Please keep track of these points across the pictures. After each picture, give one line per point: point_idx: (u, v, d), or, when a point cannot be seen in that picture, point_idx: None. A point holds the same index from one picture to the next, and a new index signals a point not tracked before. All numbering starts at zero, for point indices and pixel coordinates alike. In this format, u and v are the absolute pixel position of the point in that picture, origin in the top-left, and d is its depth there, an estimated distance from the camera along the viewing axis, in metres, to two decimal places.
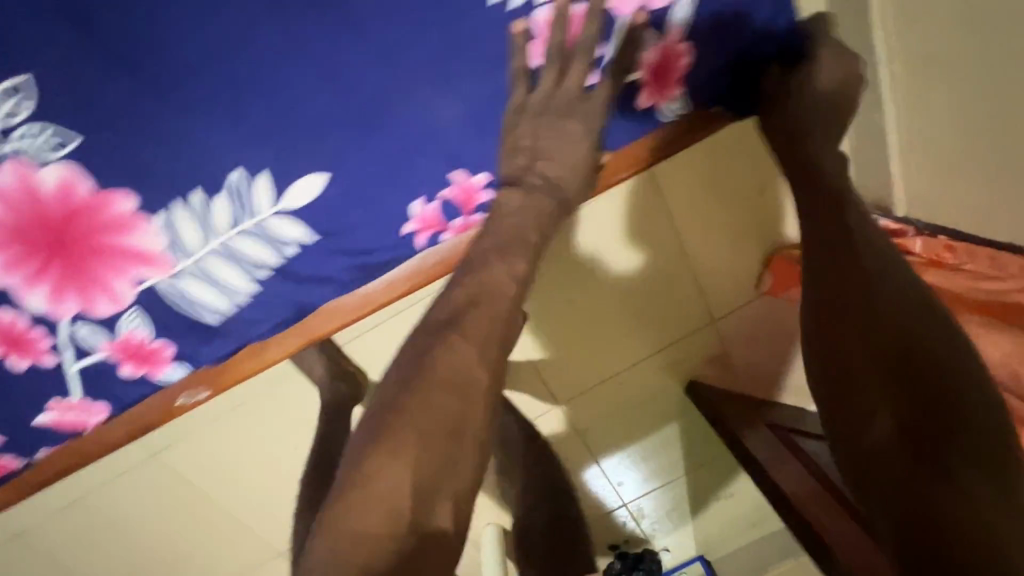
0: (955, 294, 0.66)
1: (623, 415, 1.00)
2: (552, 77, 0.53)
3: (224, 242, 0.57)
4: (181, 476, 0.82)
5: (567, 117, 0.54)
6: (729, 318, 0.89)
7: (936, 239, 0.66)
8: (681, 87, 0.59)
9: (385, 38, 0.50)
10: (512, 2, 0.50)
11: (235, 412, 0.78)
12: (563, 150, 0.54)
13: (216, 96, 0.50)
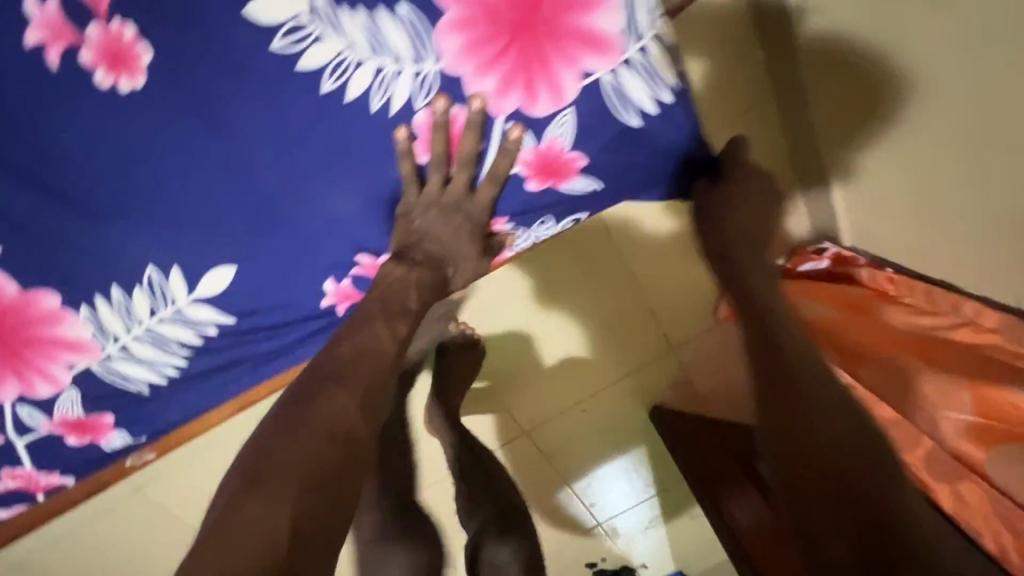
0: (906, 326, 0.73)
1: (593, 436, 1.04)
2: (438, 180, 0.57)
3: (147, 327, 0.61)
4: (161, 513, 0.86)
5: (452, 210, 0.58)
6: (685, 346, 0.97)
7: (881, 273, 0.79)
8: (571, 175, 0.60)
9: (276, 142, 0.54)
10: (393, 107, 0.54)
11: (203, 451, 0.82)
12: (447, 236, 0.59)
13: (125, 203, 0.55)
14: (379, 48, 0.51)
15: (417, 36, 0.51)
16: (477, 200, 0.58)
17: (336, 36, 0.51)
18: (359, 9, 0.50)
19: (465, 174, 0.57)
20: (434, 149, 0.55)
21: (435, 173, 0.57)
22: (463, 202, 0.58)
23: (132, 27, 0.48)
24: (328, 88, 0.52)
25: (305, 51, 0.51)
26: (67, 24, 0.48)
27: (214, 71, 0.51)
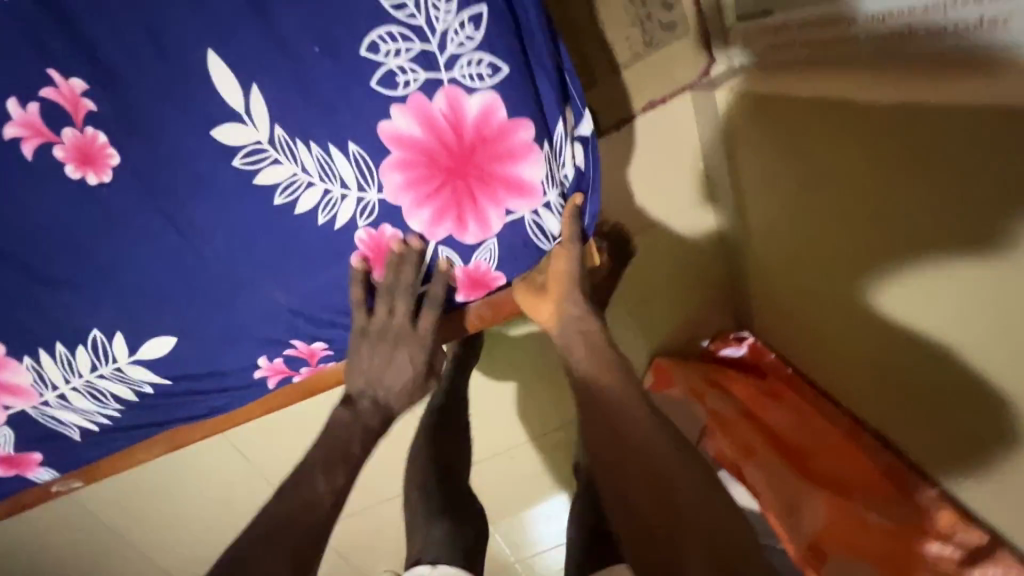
0: (779, 414, 1.03)
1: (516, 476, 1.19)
2: (384, 310, 0.65)
3: (87, 380, 0.66)
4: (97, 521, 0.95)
5: (395, 340, 0.67)
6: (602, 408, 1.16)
7: (790, 377, 1.09)
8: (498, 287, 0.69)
9: (226, 241, 0.60)
10: (337, 223, 0.60)
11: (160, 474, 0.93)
12: (389, 372, 0.69)
13: (77, 276, 0.59)
14: (329, 175, 0.58)
15: (364, 170, 0.58)
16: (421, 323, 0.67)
17: (291, 162, 0.57)
18: (314, 143, 0.56)
19: (408, 303, 0.65)
20: (379, 278, 0.63)
21: (381, 302, 0.64)
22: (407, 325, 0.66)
23: (104, 134, 0.54)
24: (279, 202, 0.58)
25: (260, 170, 0.57)
26: (44, 125, 0.53)
27: (175, 178, 0.56)
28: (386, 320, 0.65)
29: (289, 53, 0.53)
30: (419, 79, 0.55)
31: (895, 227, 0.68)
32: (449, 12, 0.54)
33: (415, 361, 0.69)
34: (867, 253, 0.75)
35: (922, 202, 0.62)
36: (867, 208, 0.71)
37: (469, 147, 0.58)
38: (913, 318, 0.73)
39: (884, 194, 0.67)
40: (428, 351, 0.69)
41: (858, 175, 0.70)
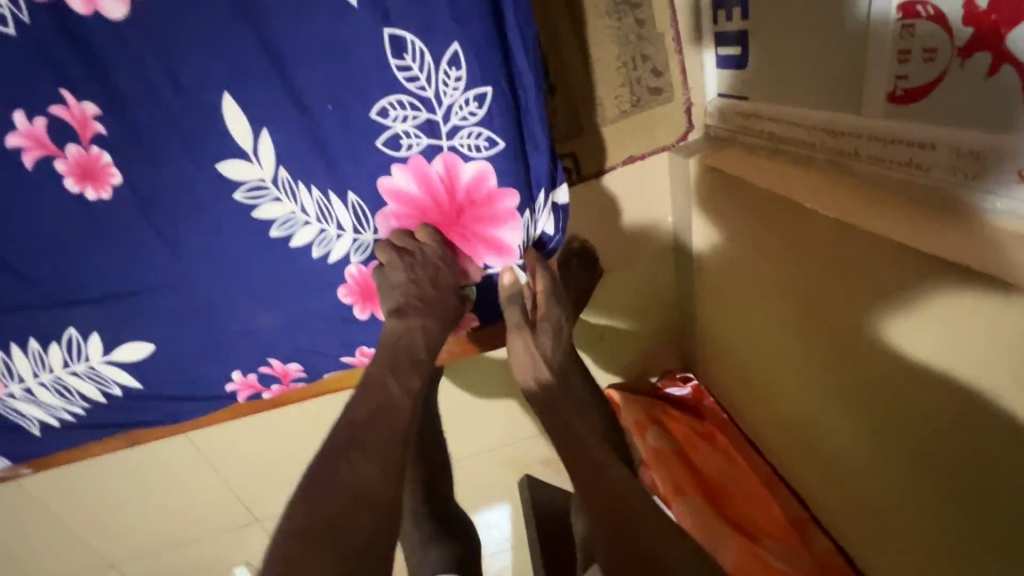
0: (709, 455, 1.14)
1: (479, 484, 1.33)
2: (383, 258, 0.62)
3: (56, 376, 0.67)
4: (69, 495, 1.13)
5: (410, 265, 0.61)
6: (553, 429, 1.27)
7: (722, 420, 1.20)
8: (475, 319, 0.75)
9: (216, 264, 0.63)
10: (331, 257, 0.64)
11: (124, 469, 1.13)
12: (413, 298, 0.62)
13: (63, 280, 0.61)
14: (326, 217, 0.61)
15: (360, 217, 0.62)
16: (443, 288, 0.64)
17: (291, 201, 0.59)
18: (316, 187, 0.59)
19: (431, 265, 0.63)
20: (387, 260, 0.62)
21: (396, 271, 0.61)
22: (435, 292, 0.63)
23: (110, 155, 0.55)
24: (275, 235, 0.61)
25: (261, 206, 0.59)
26: (49, 140, 0.54)
27: (174, 202, 0.58)
28: (409, 288, 0.62)
29: (304, 106, 0.55)
30: (422, 144, 0.59)
31: (848, 332, 0.75)
32: (457, 87, 0.57)
33: (445, 284, 0.64)
34: (818, 347, 0.82)
35: (878, 318, 0.68)
36: (829, 312, 0.77)
37: (461, 208, 0.63)
38: (845, 414, 0.80)
39: (846, 303, 0.73)
40: (447, 268, 0.64)
41: (824, 285, 0.77)
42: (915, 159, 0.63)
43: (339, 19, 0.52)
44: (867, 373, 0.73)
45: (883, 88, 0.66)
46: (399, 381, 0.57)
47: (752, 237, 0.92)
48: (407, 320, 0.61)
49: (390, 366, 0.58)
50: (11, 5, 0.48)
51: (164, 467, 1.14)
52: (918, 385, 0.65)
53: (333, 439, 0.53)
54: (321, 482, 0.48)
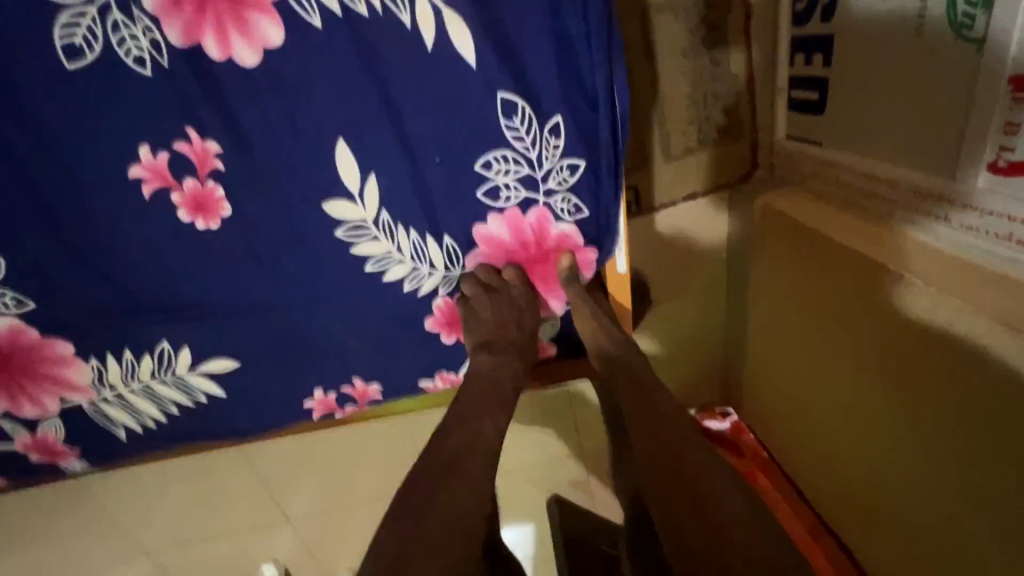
0: None
1: (517, 503, 1.33)
2: (470, 292, 0.64)
3: (145, 384, 0.69)
4: (130, 485, 1.18)
5: (500, 299, 0.64)
6: (596, 455, 1.26)
7: (765, 457, 1.17)
8: (553, 348, 0.73)
9: (308, 290, 0.64)
10: (422, 290, 0.65)
11: (186, 471, 1.20)
12: (498, 330, 0.64)
13: (161, 298, 0.63)
14: (420, 257, 0.62)
15: (453, 259, 0.64)
16: (526, 328, 0.66)
17: (388, 240, 0.61)
18: (414, 229, 0.61)
19: (517, 305, 0.64)
20: (474, 295, 0.64)
21: (484, 307, 0.63)
22: (518, 328, 0.65)
23: (223, 188, 0.57)
24: (369, 270, 0.63)
25: (360, 242, 0.61)
26: (169, 172, 0.56)
27: (276, 230, 0.60)
28: (495, 327, 0.64)
29: (412, 152, 0.57)
30: (520, 197, 0.60)
31: (914, 393, 0.73)
32: (556, 154, 0.58)
33: (528, 322, 0.66)
34: (879, 404, 0.80)
35: (952, 382, 0.67)
36: (894, 370, 0.76)
37: (546, 256, 0.65)
38: (906, 473, 0.78)
39: (915, 363, 0.72)
40: (529, 304, 0.65)
41: (894, 341, 0.75)
42: (1015, 234, 0.61)
43: (456, 73, 0.53)
44: (932, 436, 0.71)
45: (982, 160, 0.63)
46: (492, 416, 0.58)
47: (813, 283, 0.90)
48: (495, 357, 0.63)
49: (483, 405, 0.59)
50: (152, 49, 0.51)
51: (221, 472, 1.20)
52: (993, 458, 0.63)
53: (422, 471, 0.53)
54: (414, 514, 0.48)
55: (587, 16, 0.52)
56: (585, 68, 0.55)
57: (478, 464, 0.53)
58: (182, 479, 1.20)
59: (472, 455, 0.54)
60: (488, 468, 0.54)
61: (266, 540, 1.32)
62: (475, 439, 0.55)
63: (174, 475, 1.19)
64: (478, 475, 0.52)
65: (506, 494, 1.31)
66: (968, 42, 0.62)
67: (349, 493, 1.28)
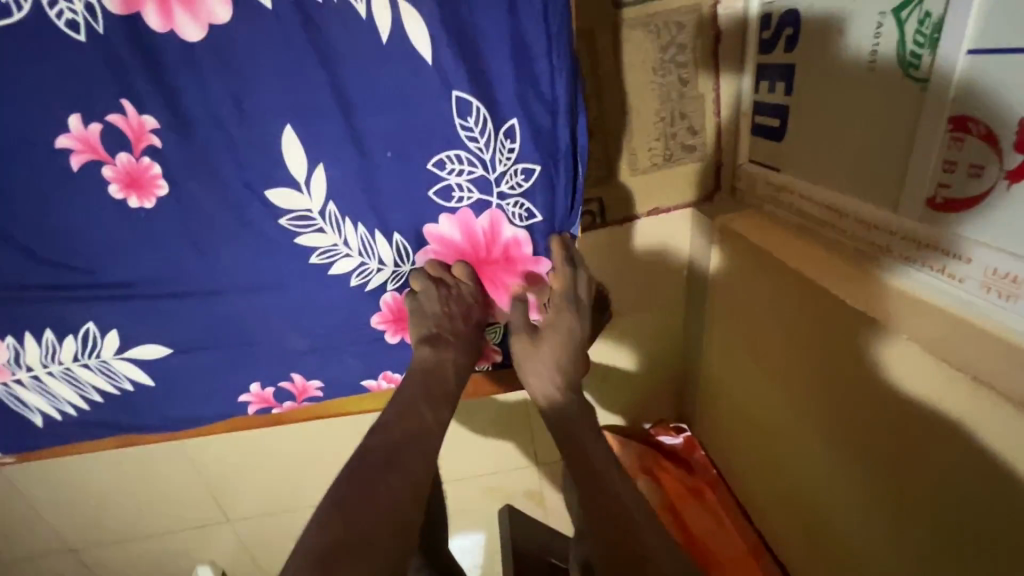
0: (700, 511, 1.11)
1: (465, 510, 1.31)
2: (416, 284, 0.62)
3: (66, 368, 0.65)
4: (54, 476, 1.12)
5: (447, 294, 0.62)
6: (548, 466, 1.25)
7: (713, 473, 1.19)
8: (500, 353, 0.73)
9: (248, 279, 0.62)
10: (369, 285, 0.64)
11: (117, 464, 1.14)
12: (444, 325, 0.62)
13: (87, 278, 0.60)
14: (368, 252, 0.61)
15: (403, 257, 0.62)
16: (473, 328, 0.65)
17: (335, 234, 0.59)
18: (362, 224, 0.59)
19: (464, 302, 0.63)
20: (422, 289, 0.62)
21: (431, 301, 0.62)
22: (465, 325, 0.64)
23: (159, 166, 0.55)
24: (314, 261, 0.61)
25: (305, 233, 0.59)
26: (101, 146, 0.53)
27: (216, 213, 0.57)
28: (443, 323, 0.62)
29: (363, 146, 0.55)
30: (472, 198, 0.59)
31: (862, 430, 0.73)
32: (510, 158, 0.57)
33: (474, 319, 0.64)
34: (828, 432, 0.80)
35: (889, 400, 0.68)
36: (844, 407, 0.76)
37: (498, 259, 0.64)
38: (846, 498, 0.78)
39: (863, 396, 0.72)
40: (476, 300, 0.64)
41: (835, 357, 0.76)
42: (947, 267, 0.63)
43: (411, 69, 0.52)
44: (876, 470, 0.71)
45: (922, 193, 0.65)
46: (434, 407, 0.57)
47: (773, 313, 0.90)
48: (439, 353, 0.61)
49: (426, 397, 0.57)
50: (86, 14, 0.48)
51: (154, 467, 1.14)
52: (929, 484, 0.63)
53: (353, 466, 0.51)
54: (335, 510, 0.46)
55: (547, 26, 0.52)
56: (543, 74, 0.54)
57: (407, 463, 0.51)
58: (110, 473, 1.13)
59: (409, 447, 0.53)
60: (422, 467, 0.52)
61: (201, 539, 1.26)
62: (414, 435, 0.54)
63: (103, 468, 1.13)
64: (419, 465, 0.51)
65: (456, 501, 1.29)
66: (915, 81, 0.65)
67: (290, 494, 1.23)
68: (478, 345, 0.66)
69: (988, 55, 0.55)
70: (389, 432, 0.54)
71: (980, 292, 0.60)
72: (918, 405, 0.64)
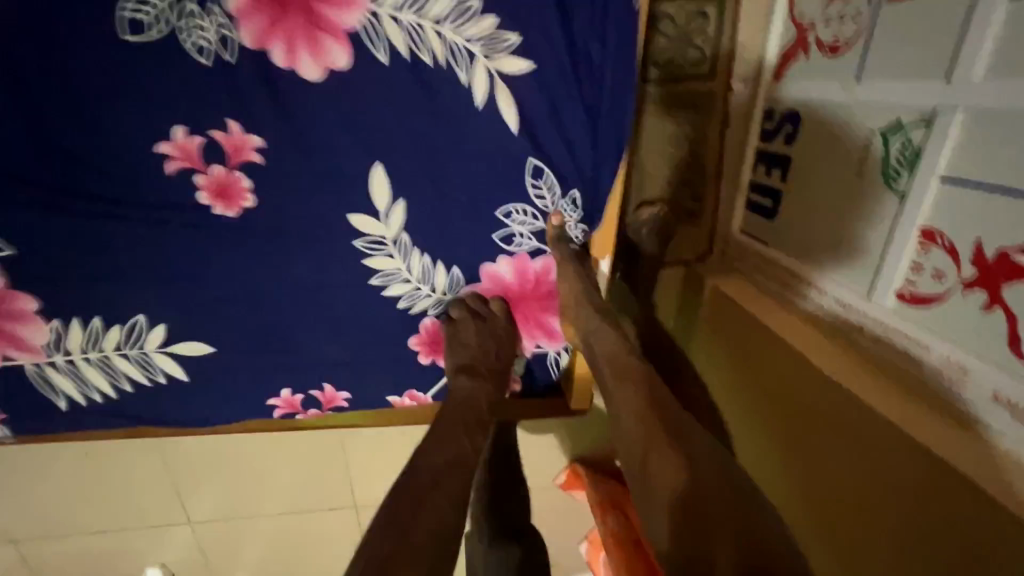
0: None
1: None
2: (456, 314, 0.68)
3: (105, 355, 0.67)
4: (21, 459, 1.08)
5: (485, 326, 0.68)
6: None
7: None
8: (520, 384, 0.79)
9: (306, 291, 0.66)
10: (416, 309, 0.69)
11: (91, 452, 1.11)
12: (479, 354, 0.68)
13: (152, 271, 0.63)
14: (425, 280, 0.67)
15: (454, 288, 0.68)
16: (504, 359, 0.71)
17: (401, 260, 0.65)
18: (428, 254, 0.65)
19: (499, 336, 0.69)
20: (463, 319, 0.68)
21: (470, 331, 0.68)
22: (497, 357, 0.70)
23: (248, 180, 0.59)
24: (373, 283, 0.66)
25: (373, 255, 0.64)
26: (198, 156, 0.57)
27: (292, 229, 0.62)
28: (478, 353, 0.68)
29: (440, 188, 0.62)
30: (531, 246, 0.66)
31: (828, 509, 0.81)
32: (573, 219, 0.66)
33: (506, 352, 0.71)
34: (799, 487, 0.87)
35: (851, 456, 0.76)
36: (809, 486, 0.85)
37: (535, 298, 0.71)
38: (816, 551, 0.84)
39: (830, 454, 0.80)
40: (508, 334, 0.70)
41: (804, 417, 0.85)
42: (908, 350, 0.75)
43: (495, 131, 0.60)
44: (845, 523, 0.77)
45: (893, 287, 0.77)
46: (472, 435, 0.62)
47: (747, 395, 0.99)
48: (474, 381, 0.67)
49: (464, 423, 0.63)
50: (217, 44, 0.53)
51: (131, 459, 1.12)
52: (894, 532, 0.70)
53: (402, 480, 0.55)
54: (393, 518, 0.51)
55: (615, 112, 0.61)
56: (604, 148, 0.63)
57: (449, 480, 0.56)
58: (82, 461, 1.10)
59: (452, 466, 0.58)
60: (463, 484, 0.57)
61: (162, 540, 1.22)
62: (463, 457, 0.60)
63: (75, 457, 1.10)
64: (459, 487, 0.56)
65: None
66: (895, 192, 0.77)
67: (261, 501, 1.21)
68: (506, 375, 0.72)
69: (957, 183, 0.68)
70: (435, 453, 0.59)
71: (937, 370, 0.71)
72: (876, 457, 0.72)
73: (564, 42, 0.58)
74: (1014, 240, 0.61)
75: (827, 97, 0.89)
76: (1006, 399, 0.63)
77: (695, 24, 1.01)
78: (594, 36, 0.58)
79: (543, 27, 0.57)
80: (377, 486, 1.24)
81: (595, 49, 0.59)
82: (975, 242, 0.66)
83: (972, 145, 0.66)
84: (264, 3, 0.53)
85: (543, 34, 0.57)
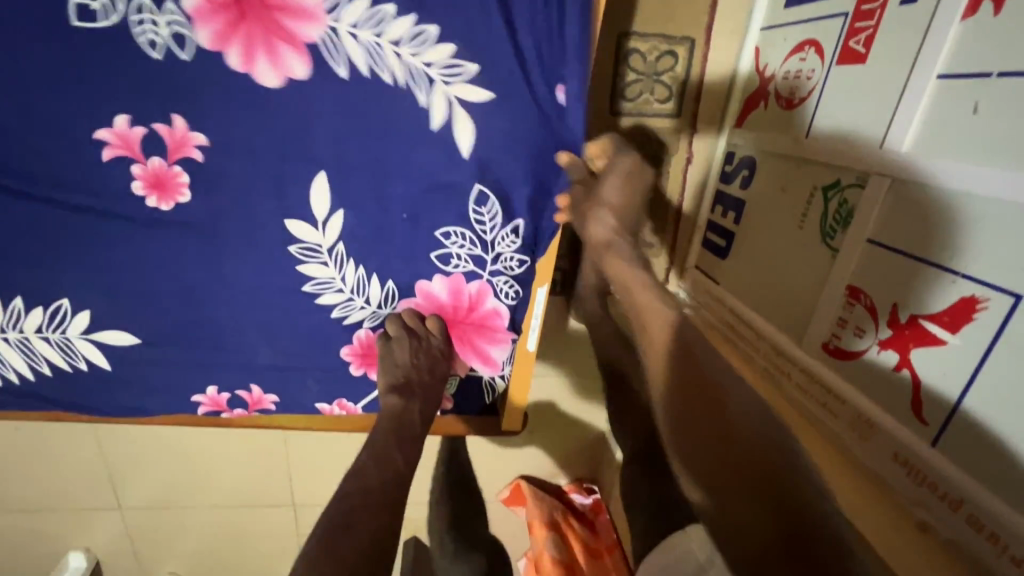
0: None
1: None
2: (392, 330, 0.69)
3: (23, 337, 0.66)
4: None
5: (421, 344, 0.69)
6: None
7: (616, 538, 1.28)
8: (451, 404, 0.81)
9: (238, 291, 0.66)
10: (349, 319, 0.70)
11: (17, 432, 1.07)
12: (412, 371, 0.69)
13: (80, 258, 0.62)
14: (358, 291, 0.67)
15: (388, 302, 0.69)
16: (438, 377, 0.72)
17: (335, 269, 0.65)
18: (362, 267, 0.66)
19: (433, 354, 0.70)
20: (397, 336, 0.69)
21: (403, 348, 0.68)
22: (431, 375, 0.71)
23: (187, 176, 0.59)
24: (307, 289, 0.66)
25: (308, 263, 0.65)
26: (138, 147, 0.57)
27: (227, 228, 0.62)
28: (411, 370, 0.69)
29: (379, 203, 0.63)
30: (467, 268, 0.67)
31: None
32: (510, 246, 0.67)
33: (440, 371, 0.71)
34: None
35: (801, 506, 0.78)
36: None
37: (471, 320, 0.72)
38: None
39: None
40: (442, 352, 0.71)
41: None
42: (828, 404, 0.77)
43: (437, 153, 0.61)
44: None
45: (820, 337, 0.80)
46: (404, 452, 0.64)
47: None
48: (405, 398, 0.69)
49: (396, 442, 0.64)
50: (171, 42, 0.53)
51: (58, 442, 1.09)
52: None
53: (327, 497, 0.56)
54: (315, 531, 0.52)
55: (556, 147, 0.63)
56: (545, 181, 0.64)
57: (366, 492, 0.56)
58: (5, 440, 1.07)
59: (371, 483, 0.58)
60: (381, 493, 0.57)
61: (87, 526, 1.19)
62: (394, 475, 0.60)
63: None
64: (380, 499, 0.57)
65: None
66: (829, 248, 0.80)
67: (195, 493, 1.19)
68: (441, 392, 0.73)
69: (881, 247, 0.70)
70: (361, 473, 0.59)
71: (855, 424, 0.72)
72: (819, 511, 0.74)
73: (510, 76, 0.59)
74: (924, 307, 0.64)
75: (779, 146, 0.91)
76: (904, 458, 0.65)
77: (664, 61, 1.01)
78: (539, 76, 0.60)
79: (490, 60, 0.58)
80: (316, 488, 1.23)
81: (538, 88, 0.60)
82: (891, 305, 0.68)
83: (896, 213, 0.68)
84: (222, 6, 0.53)
85: (490, 68, 0.58)
